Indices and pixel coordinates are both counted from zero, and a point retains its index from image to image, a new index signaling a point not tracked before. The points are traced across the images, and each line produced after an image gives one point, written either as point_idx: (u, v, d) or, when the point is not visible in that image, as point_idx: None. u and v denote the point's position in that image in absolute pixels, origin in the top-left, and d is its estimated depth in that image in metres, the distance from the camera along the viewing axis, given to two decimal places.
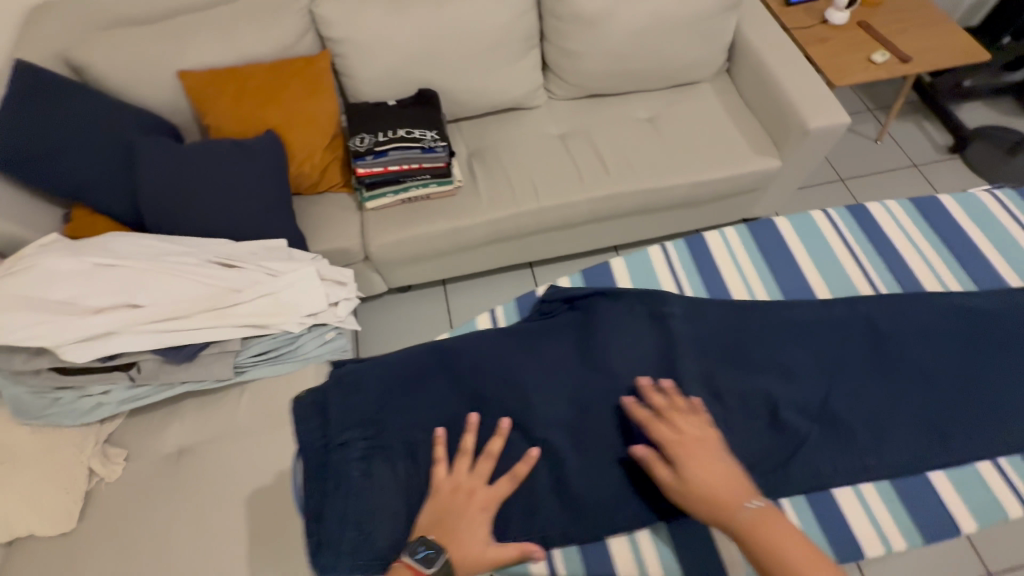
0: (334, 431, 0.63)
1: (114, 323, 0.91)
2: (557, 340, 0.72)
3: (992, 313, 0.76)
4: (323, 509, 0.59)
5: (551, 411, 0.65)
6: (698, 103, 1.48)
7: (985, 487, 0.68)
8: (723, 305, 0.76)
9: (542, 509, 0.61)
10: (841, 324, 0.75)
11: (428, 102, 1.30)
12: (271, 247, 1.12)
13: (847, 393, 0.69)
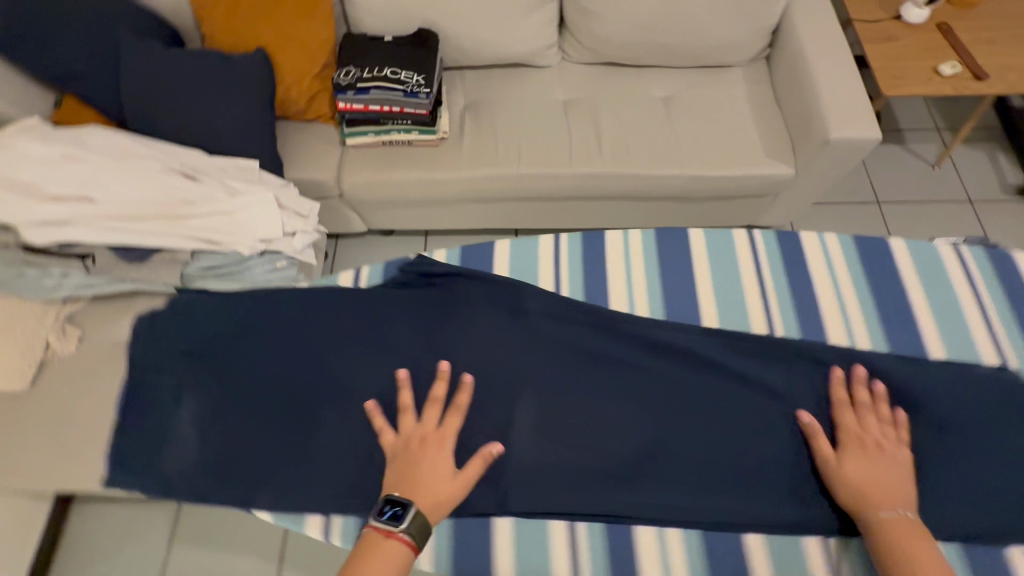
0: (156, 362, 0.85)
1: (70, 213, 0.97)
2: (400, 315, 0.84)
3: (860, 379, 0.77)
4: (134, 419, 0.82)
5: (362, 379, 0.79)
6: (723, 89, 1.34)
7: (799, 558, 0.70)
8: (588, 315, 0.83)
9: (322, 466, 0.76)
10: (689, 359, 0.80)
11: (424, 43, 1.24)
12: (244, 167, 1.14)
13: (665, 427, 0.76)
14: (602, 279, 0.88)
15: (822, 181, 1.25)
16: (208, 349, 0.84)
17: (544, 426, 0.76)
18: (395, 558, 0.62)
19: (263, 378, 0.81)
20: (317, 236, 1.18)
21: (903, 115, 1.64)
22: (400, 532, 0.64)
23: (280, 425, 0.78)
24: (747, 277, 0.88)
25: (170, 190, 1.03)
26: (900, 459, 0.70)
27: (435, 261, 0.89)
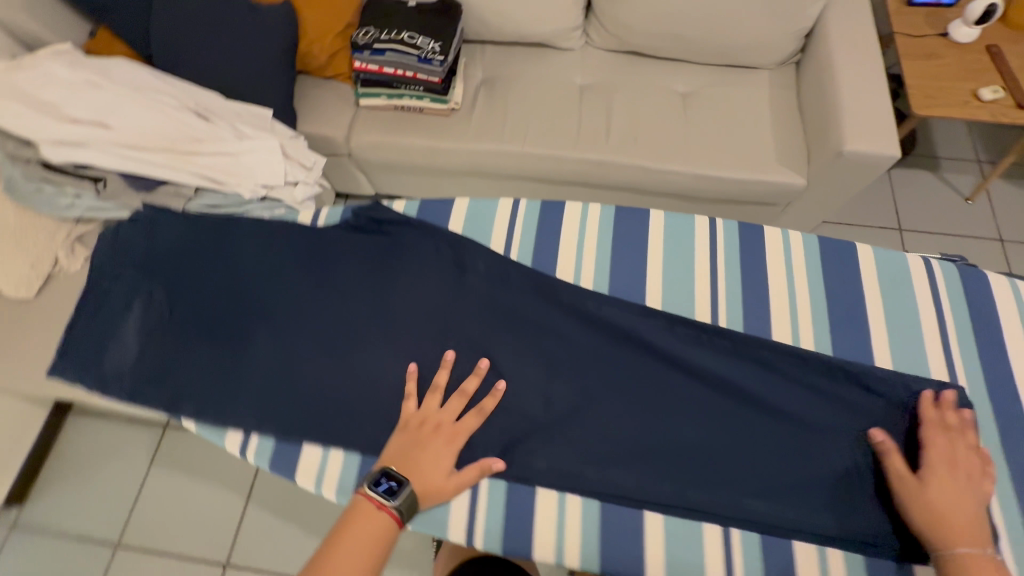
0: (112, 268, 0.86)
1: (86, 136, 1.01)
2: (346, 256, 0.85)
3: (792, 379, 0.76)
4: (83, 325, 0.82)
5: (300, 310, 0.82)
6: (745, 91, 1.30)
7: (696, 548, 0.68)
8: (526, 278, 0.82)
9: (245, 382, 0.77)
10: (621, 336, 0.79)
11: (447, 12, 1.25)
12: (256, 114, 1.17)
13: (585, 398, 0.76)
14: (555, 253, 0.88)
15: (835, 196, 1.20)
16: (164, 264, 0.87)
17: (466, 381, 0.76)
18: (380, 530, 0.61)
19: (212, 297, 0.84)
20: (319, 190, 1.21)
21: (942, 142, 1.56)
22: (389, 506, 0.62)
23: (216, 339, 0.81)
24: (714, 275, 0.85)
25: (182, 127, 1.07)
26: (983, 495, 0.66)
27: (389, 209, 0.89)
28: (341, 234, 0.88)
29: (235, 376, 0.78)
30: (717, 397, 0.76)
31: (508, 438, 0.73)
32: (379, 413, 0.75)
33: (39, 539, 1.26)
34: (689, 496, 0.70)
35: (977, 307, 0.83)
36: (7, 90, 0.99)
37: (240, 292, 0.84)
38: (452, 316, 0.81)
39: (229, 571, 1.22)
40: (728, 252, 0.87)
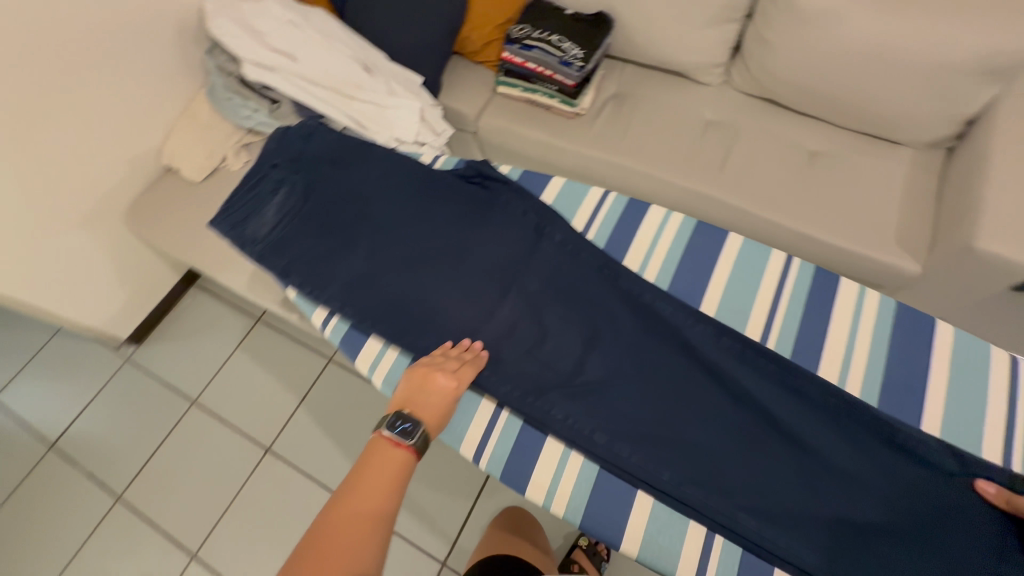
0: (269, 157, 0.95)
1: (275, 63, 1.22)
2: (449, 195, 0.91)
3: (846, 436, 0.70)
4: (239, 194, 0.93)
5: (395, 227, 0.89)
6: (880, 164, 1.23)
7: (680, 537, 0.69)
8: (595, 258, 0.84)
9: (339, 275, 0.85)
10: (678, 338, 0.77)
11: (598, 26, 1.33)
12: (410, 79, 1.33)
13: (622, 382, 0.76)
14: (627, 250, 0.89)
15: (950, 296, 1.10)
16: (307, 161, 0.95)
17: (515, 330, 0.81)
18: (396, 466, 0.65)
19: (334, 197, 0.92)
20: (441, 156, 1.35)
21: None
22: (405, 444, 0.66)
23: (329, 232, 0.88)
24: (792, 322, 0.81)
25: (348, 73, 1.25)
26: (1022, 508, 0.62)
27: (495, 167, 0.93)
28: (442, 174, 0.93)
29: (332, 268, 0.86)
30: (752, 420, 0.72)
31: (532, 385, 0.76)
32: (436, 334, 0.81)
33: (142, 376, 1.52)
34: (685, 493, 0.69)
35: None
36: (234, 16, 1.23)
37: (357, 199, 0.91)
38: (521, 272, 0.85)
39: (268, 455, 1.39)
40: (818, 306, 0.83)
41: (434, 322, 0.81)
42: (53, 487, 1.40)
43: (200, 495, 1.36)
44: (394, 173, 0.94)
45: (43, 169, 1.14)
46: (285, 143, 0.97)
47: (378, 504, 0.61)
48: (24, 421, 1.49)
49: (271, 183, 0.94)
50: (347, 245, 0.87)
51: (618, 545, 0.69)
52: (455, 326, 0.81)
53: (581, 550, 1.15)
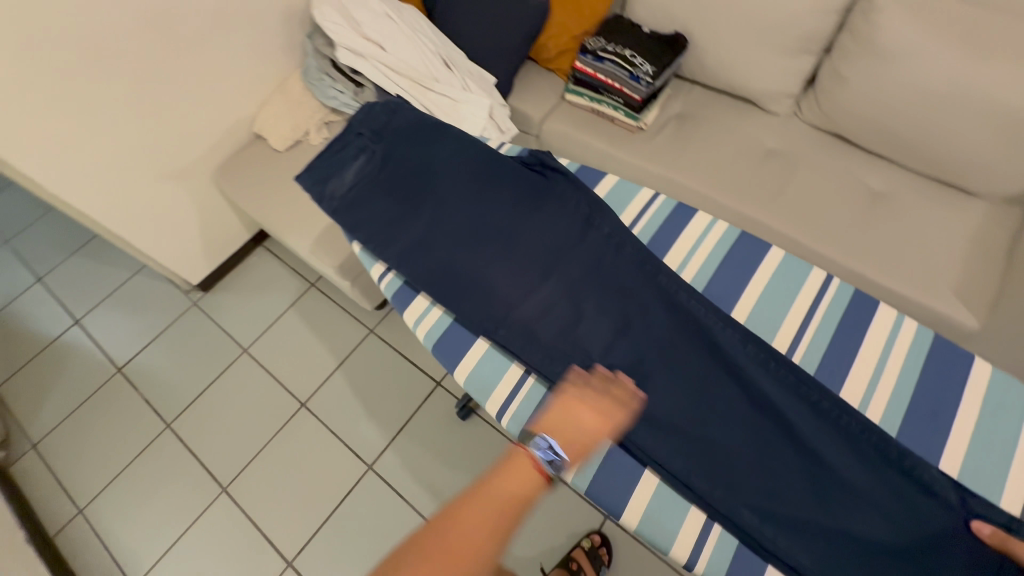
0: (357, 124, 0.88)
1: (366, 50, 1.33)
2: (517, 177, 0.84)
3: (904, 487, 0.60)
4: (321, 157, 0.86)
5: (457, 198, 0.81)
6: (949, 212, 1.19)
7: (679, 518, 0.64)
8: (640, 253, 0.78)
9: (398, 242, 0.78)
10: (726, 348, 0.69)
11: (672, 46, 1.36)
12: (485, 78, 1.42)
13: (658, 381, 0.69)
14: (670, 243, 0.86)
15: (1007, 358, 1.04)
16: (391, 130, 0.87)
17: (554, 310, 0.74)
18: (530, 487, 0.58)
19: (409, 168, 0.84)
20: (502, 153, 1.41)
21: None
22: (545, 470, 0.58)
23: (399, 200, 0.81)
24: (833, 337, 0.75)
25: (430, 66, 1.35)
26: None
27: (555, 158, 0.86)
28: (510, 158, 0.86)
29: (393, 234, 0.79)
30: (778, 434, 0.65)
31: (565, 369, 0.70)
32: (479, 309, 0.74)
33: (204, 320, 1.67)
34: (701, 486, 0.64)
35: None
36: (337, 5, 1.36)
37: (428, 168, 0.84)
38: (571, 257, 0.78)
39: (302, 410, 1.48)
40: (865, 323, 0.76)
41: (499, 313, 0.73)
42: (114, 406, 1.55)
43: (237, 435, 1.47)
44: (471, 149, 0.85)
45: (157, 121, 1.30)
46: (374, 113, 0.89)
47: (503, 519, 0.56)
48: (100, 344, 1.66)
49: (353, 146, 0.86)
50: (411, 216, 0.80)
51: (619, 515, 0.66)
52: (515, 320, 0.73)
53: (582, 551, 1.17)
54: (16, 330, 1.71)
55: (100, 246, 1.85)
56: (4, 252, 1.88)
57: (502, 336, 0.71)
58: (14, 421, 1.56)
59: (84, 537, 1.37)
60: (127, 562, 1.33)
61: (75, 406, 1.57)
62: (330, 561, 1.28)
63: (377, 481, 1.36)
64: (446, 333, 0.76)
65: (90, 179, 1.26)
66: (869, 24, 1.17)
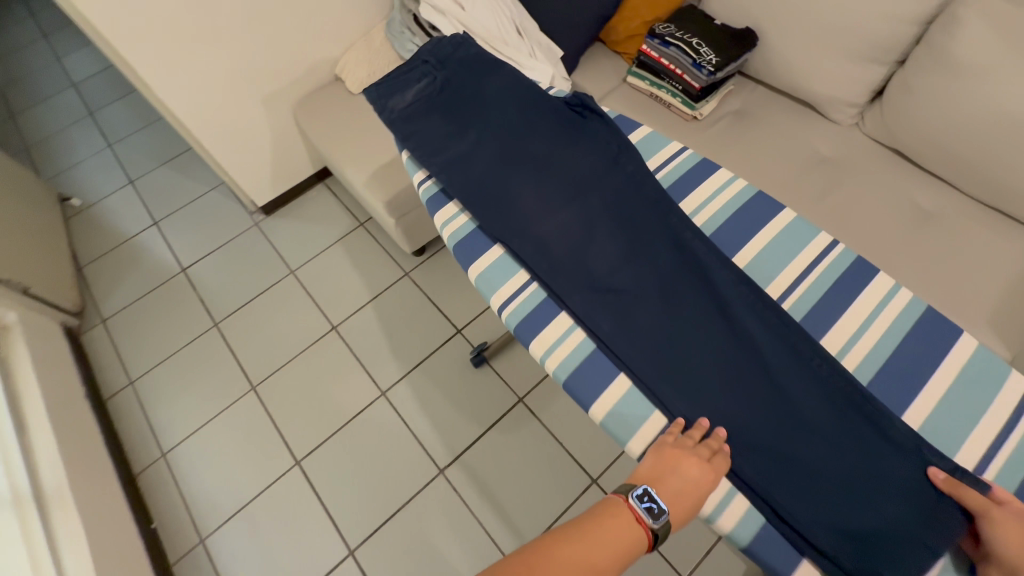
0: (423, 48, 0.88)
1: (446, 9, 1.42)
2: (556, 105, 0.81)
3: (891, 445, 0.57)
4: (386, 76, 0.86)
5: (497, 115, 0.80)
6: (1001, 242, 1.15)
7: (644, 415, 0.62)
8: (657, 193, 0.73)
9: (440, 153, 0.77)
10: (736, 294, 0.66)
11: (741, 40, 1.37)
12: (552, 51, 1.48)
13: (661, 312, 0.66)
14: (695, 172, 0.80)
15: None
16: (450, 53, 0.86)
17: (571, 232, 0.71)
18: (629, 539, 0.53)
19: (462, 88, 0.83)
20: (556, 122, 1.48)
21: None
22: (644, 520, 0.54)
23: (447, 117, 0.80)
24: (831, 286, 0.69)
25: (502, 31, 1.42)
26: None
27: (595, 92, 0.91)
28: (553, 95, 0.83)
29: (437, 146, 0.78)
30: (764, 382, 0.62)
31: (572, 286, 0.68)
32: (500, 219, 0.72)
33: (261, 240, 1.82)
34: (689, 417, 0.61)
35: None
36: None
37: (479, 90, 0.82)
38: (598, 186, 0.75)
39: (332, 332, 1.60)
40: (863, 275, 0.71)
41: (519, 226, 0.70)
42: (173, 301, 1.73)
43: (273, 344, 1.61)
44: (519, 77, 0.84)
45: (253, 49, 1.44)
46: (439, 41, 0.89)
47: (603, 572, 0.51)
48: (170, 245, 1.84)
49: (418, 70, 0.85)
50: (449, 130, 0.79)
51: (586, 408, 0.62)
52: (532, 237, 0.71)
53: None
54: (105, 221, 1.93)
55: (185, 161, 2.05)
56: (105, 153, 2.11)
57: (516, 246, 0.70)
58: (89, 298, 1.76)
59: (130, 406, 1.54)
60: (163, 433, 1.49)
61: (140, 294, 1.75)
62: (333, 469, 1.39)
63: (387, 408, 1.46)
64: (467, 237, 0.73)
65: (190, 93, 1.42)
66: (948, 38, 1.13)
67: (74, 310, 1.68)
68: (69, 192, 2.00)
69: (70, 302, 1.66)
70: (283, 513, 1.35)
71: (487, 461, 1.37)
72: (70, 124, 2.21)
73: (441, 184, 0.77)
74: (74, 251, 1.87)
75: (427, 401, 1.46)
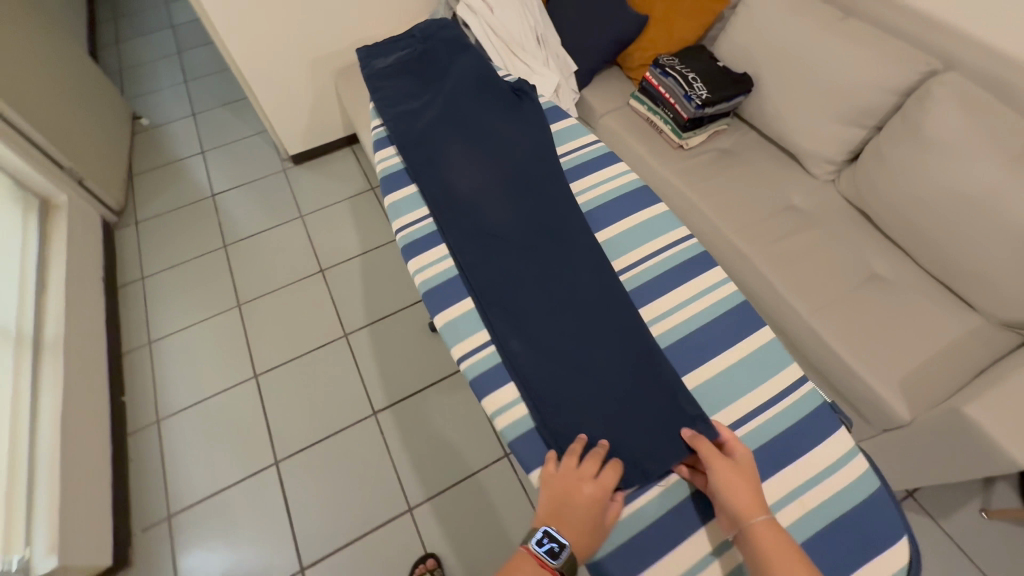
0: (419, 36, 1.16)
1: (478, 8, 1.58)
2: (502, 94, 1.05)
3: (643, 378, 0.75)
4: (386, 51, 1.15)
5: (452, 91, 1.04)
6: (940, 314, 1.15)
7: (470, 323, 0.81)
8: (551, 174, 0.95)
9: (399, 110, 1.03)
10: (578, 255, 0.86)
11: (737, 82, 1.45)
12: (566, 64, 1.62)
13: (518, 256, 0.86)
14: (591, 168, 0.99)
15: (929, 458, 1.01)
16: (436, 43, 1.13)
17: (473, 185, 0.93)
18: None
19: (436, 71, 1.10)
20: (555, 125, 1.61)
21: None
22: (551, 562, 0.62)
23: (415, 90, 1.07)
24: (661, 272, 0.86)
25: (522, 36, 1.56)
26: (743, 471, 0.65)
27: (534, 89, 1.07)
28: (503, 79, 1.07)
29: (399, 106, 1.04)
30: (574, 317, 0.80)
31: (456, 224, 0.89)
32: (423, 166, 0.96)
33: (284, 184, 2.03)
34: (503, 328, 0.79)
35: (886, 499, 0.67)
36: None
37: (447, 73, 1.09)
38: (508, 158, 0.97)
39: (318, 274, 1.76)
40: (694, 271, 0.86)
41: (435, 175, 0.94)
42: (197, 219, 1.95)
43: (266, 273, 1.78)
44: (481, 68, 1.08)
45: (307, 16, 1.65)
46: (433, 33, 1.16)
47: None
48: (209, 172, 2.09)
49: (408, 52, 1.13)
50: (412, 99, 1.06)
51: (432, 314, 0.83)
52: (442, 184, 0.93)
53: None
54: (163, 142, 2.20)
55: (242, 106, 2.31)
56: (180, 87, 2.40)
57: (424, 187, 0.93)
58: (132, 202, 2.02)
59: (137, 296, 1.76)
60: (154, 324, 1.69)
61: (173, 208, 1.99)
62: (284, 391, 1.53)
63: (344, 349, 1.60)
64: (395, 173, 0.98)
65: (244, 43, 1.62)
66: (922, 111, 1.17)
67: (116, 208, 1.92)
68: (142, 113, 2.30)
69: (115, 201, 1.91)
70: (230, 415, 1.50)
71: (416, 415, 1.47)
72: (160, 58, 2.54)
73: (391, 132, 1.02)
74: (131, 161, 2.14)
75: (381, 351, 1.58)
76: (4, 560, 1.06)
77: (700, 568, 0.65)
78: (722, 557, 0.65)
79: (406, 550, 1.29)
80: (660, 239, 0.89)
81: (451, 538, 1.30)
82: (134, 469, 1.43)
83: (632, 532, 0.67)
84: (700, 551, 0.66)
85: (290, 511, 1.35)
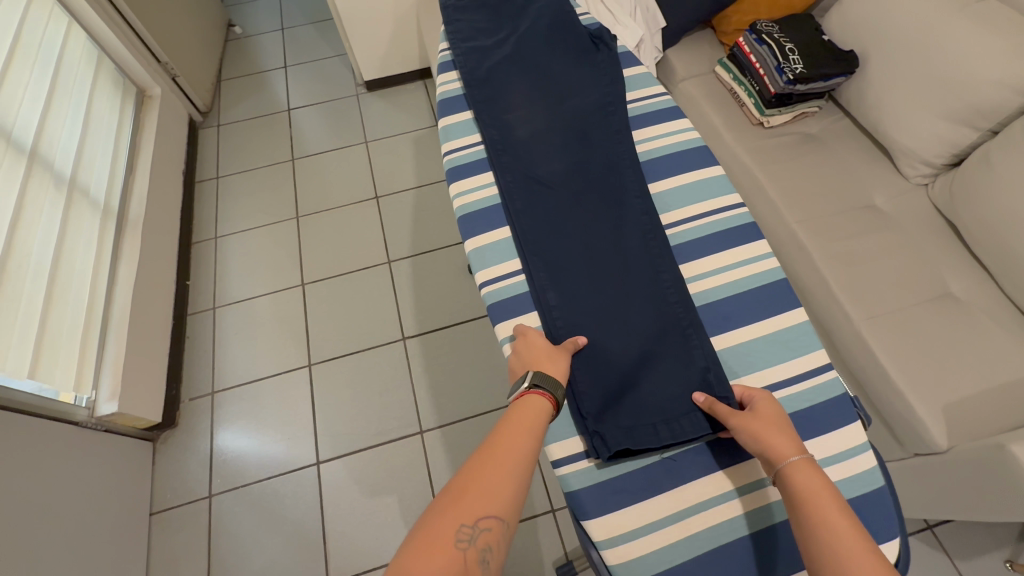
0: None
1: None
2: (580, 43, 1.02)
3: (670, 351, 0.75)
4: None
5: (529, 35, 1.03)
6: (1012, 347, 1.04)
7: (500, 253, 0.85)
8: (618, 131, 0.92)
9: (473, 47, 1.04)
10: (629, 218, 0.85)
11: (839, 59, 1.31)
12: (654, 19, 1.49)
13: (569, 207, 0.87)
14: (651, 123, 0.96)
15: (960, 489, 0.96)
16: None
17: (534, 133, 0.94)
18: (530, 410, 0.63)
19: (517, 10, 1.08)
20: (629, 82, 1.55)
21: None
22: (524, 391, 0.66)
23: (491, 29, 1.06)
24: (699, 237, 0.84)
25: None
26: (764, 417, 0.64)
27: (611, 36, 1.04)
28: (584, 25, 1.04)
29: (473, 43, 1.05)
30: (613, 278, 0.81)
31: (509, 170, 0.91)
32: (486, 107, 0.97)
33: (356, 109, 2.07)
34: (540, 275, 0.81)
35: (883, 499, 0.68)
36: None
37: (528, 14, 1.07)
38: (576, 110, 0.95)
39: (373, 201, 1.82)
40: (733, 241, 0.83)
41: (498, 119, 0.96)
42: (271, 130, 2.04)
43: (326, 191, 1.86)
44: (563, 11, 1.05)
45: None
46: None
47: (534, 434, 0.61)
48: (289, 87, 2.16)
49: None
50: (488, 38, 1.05)
51: (464, 238, 0.87)
52: (503, 129, 0.95)
53: None
54: (251, 52, 2.29)
55: (328, 26, 2.35)
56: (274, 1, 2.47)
57: (484, 129, 0.95)
58: (217, 104, 2.14)
59: (210, 192, 1.89)
60: (221, 221, 1.82)
61: (251, 116, 2.09)
62: (325, 303, 1.63)
63: (385, 275, 1.66)
64: (453, 97, 1.02)
65: None
66: None
67: (202, 108, 2.05)
68: (236, 22, 2.40)
69: (202, 100, 2.03)
70: (276, 316, 1.62)
71: (442, 349, 1.53)
72: None
73: (461, 67, 1.02)
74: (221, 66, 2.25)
75: (420, 284, 1.64)
76: (77, 396, 1.25)
77: (672, 519, 0.68)
78: (695, 516, 0.68)
79: (411, 466, 1.38)
80: (711, 203, 0.87)
81: (454, 466, 1.37)
82: (188, 345, 1.58)
83: (614, 472, 0.71)
84: (677, 504, 0.69)
85: (315, 408, 1.47)
